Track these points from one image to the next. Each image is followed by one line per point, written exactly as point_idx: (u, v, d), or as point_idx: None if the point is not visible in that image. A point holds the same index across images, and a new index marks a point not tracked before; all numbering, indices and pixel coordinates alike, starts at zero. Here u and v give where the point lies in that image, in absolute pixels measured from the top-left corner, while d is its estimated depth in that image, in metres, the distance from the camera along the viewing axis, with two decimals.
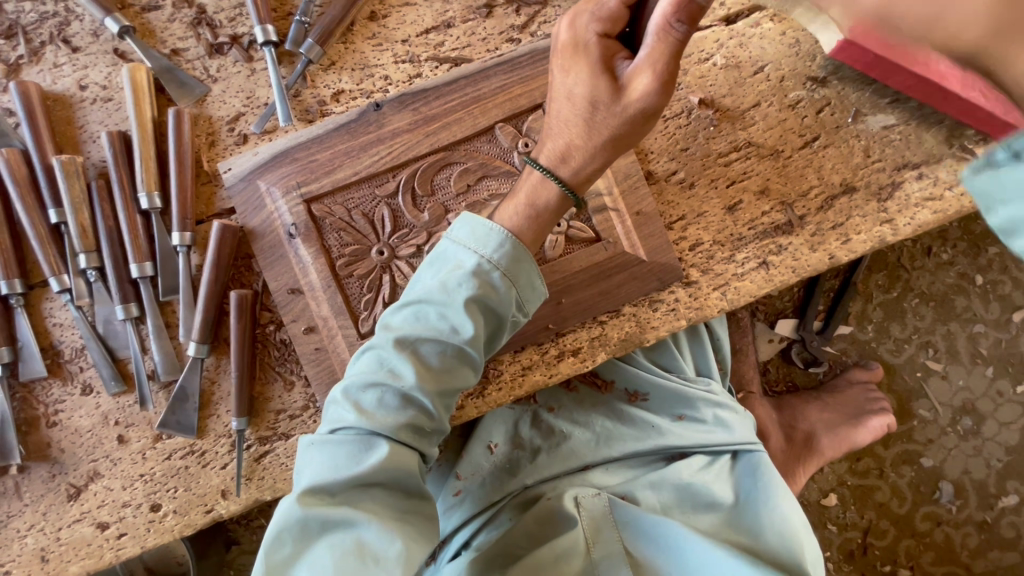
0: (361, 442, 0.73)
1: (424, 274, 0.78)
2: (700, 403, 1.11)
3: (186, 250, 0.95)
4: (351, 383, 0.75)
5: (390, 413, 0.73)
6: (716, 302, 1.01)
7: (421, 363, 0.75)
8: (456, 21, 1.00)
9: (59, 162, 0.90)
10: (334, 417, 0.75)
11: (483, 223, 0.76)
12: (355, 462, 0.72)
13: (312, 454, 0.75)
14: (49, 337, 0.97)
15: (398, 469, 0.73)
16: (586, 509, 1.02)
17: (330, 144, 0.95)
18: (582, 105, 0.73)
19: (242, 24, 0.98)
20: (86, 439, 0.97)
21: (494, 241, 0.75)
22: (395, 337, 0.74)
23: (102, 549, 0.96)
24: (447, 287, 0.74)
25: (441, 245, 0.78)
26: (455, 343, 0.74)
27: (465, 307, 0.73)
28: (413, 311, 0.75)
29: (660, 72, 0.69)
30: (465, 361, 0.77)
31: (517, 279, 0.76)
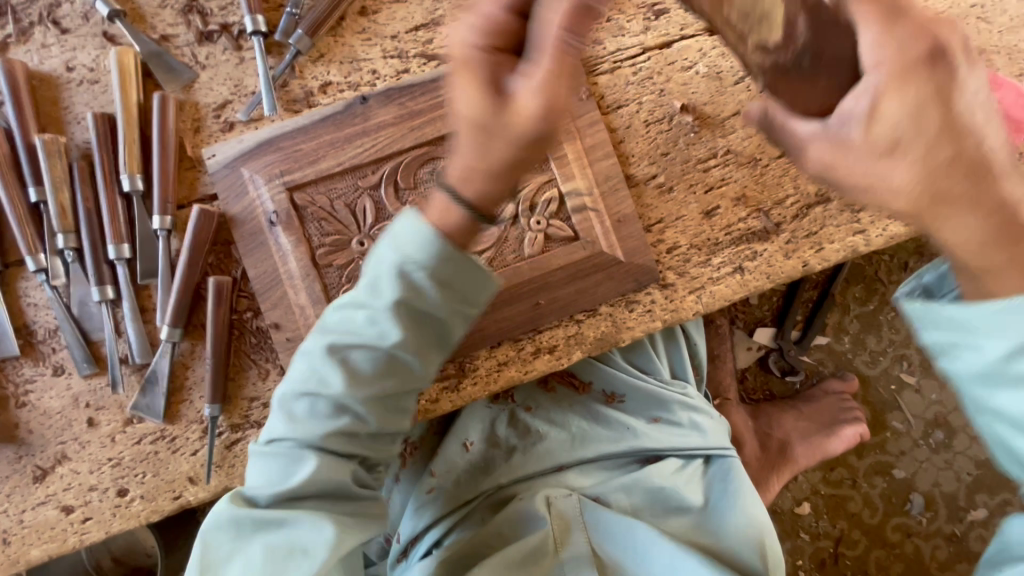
0: (293, 453, 0.76)
1: (360, 270, 0.76)
2: (676, 406, 1.13)
3: (166, 234, 0.95)
4: (286, 391, 0.77)
5: (320, 422, 0.75)
6: (691, 305, 1.03)
7: (351, 369, 0.74)
8: (445, 19, 1.01)
9: (42, 141, 0.91)
10: (271, 427, 0.79)
11: (419, 220, 0.68)
12: (285, 472, 0.76)
13: (250, 463, 0.79)
14: (23, 317, 0.97)
15: (329, 477, 0.76)
16: (556, 511, 1.03)
17: (315, 135, 0.96)
18: (488, 115, 0.61)
19: (233, 13, 0.99)
20: (55, 420, 0.96)
21: (418, 240, 0.67)
22: (325, 342, 0.74)
23: (66, 533, 0.95)
24: (375, 286, 0.71)
25: (373, 241, 0.74)
26: (383, 348, 0.73)
27: (386, 309, 0.70)
28: (347, 312, 0.74)
29: (551, 94, 0.60)
30: (396, 367, 0.75)
31: (453, 280, 0.69)
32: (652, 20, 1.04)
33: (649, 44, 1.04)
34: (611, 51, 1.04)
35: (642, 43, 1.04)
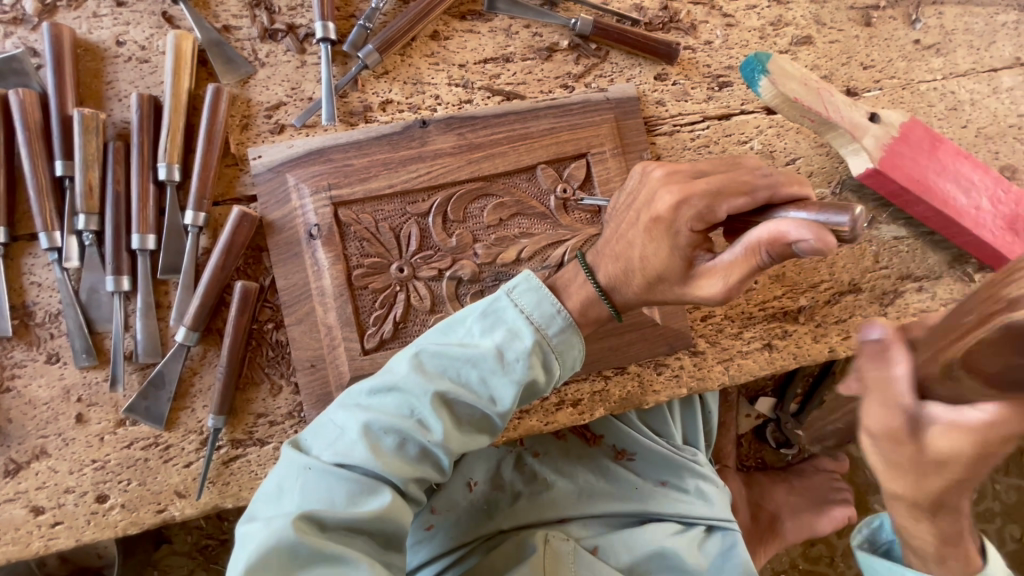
0: (366, 484, 0.70)
1: (471, 327, 0.76)
2: (683, 472, 1.12)
3: (196, 231, 0.90)
4: (373, 419, 0.72)
5: (406, 462, 0.72)
6: (718, 375, 1.03)
7: (452, 423, 0.74)
8: (515, 57, 1.01)
9: (80, 114, 0.85)
10: (342, 451, 0.71)
11: (550, 298, 0.76)
12: (351, 503, 0.69)
13: (304, 481, 0.70)
14: (23, 296, 0.89)
15: (395, 519, 0.72)
16: (552, 551, 0.97)
17: (369, 152, 0.93)
18: (642, 259, 0.72)
19: (302, 15, 0.96)
20: (40, 412, 0.89)
21: (557, 324, 0.75)
22: (434, 390, 0.72)
23: (31, 537, 0.88)
24: (503, 358, 0.73)
25: (498, 301, 0.76)
26: (492, 412, 0.75)
27: (512, 382, 0.73)
28: (453, 368, 0.73)
29: (733, 287, 0.65)
30: (488, 427, 0.77)
31: (565, 362, 0.77)
32: (715, 91, 1.04)
33: (710, 114, 1.04)
34: (673, 114, 1.03)
35: (704, 111, 1.04)
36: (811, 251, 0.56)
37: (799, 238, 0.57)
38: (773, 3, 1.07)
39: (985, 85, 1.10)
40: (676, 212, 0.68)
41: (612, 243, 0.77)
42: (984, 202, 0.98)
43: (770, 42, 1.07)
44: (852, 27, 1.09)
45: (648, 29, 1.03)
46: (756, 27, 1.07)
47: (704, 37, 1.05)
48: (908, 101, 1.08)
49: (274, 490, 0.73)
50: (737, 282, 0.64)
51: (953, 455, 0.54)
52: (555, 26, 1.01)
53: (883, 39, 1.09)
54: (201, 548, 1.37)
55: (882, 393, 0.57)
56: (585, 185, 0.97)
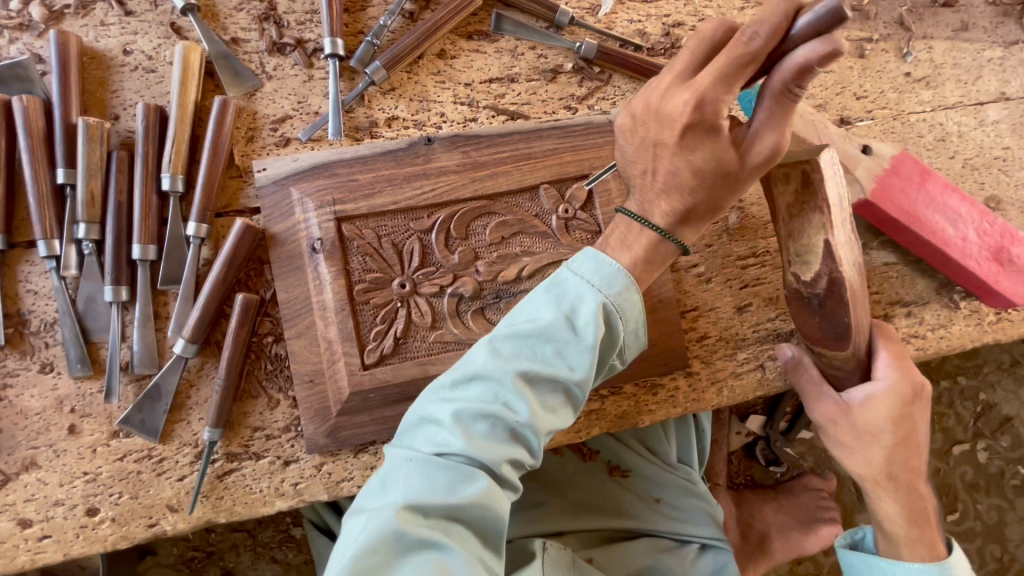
0: (465, 471, 0.73)
1: (537, 305, 0.80)
2: (676, 490, 1.13)
3: (198, 242, 0.90)
4: (462, 408, 0.76)
5: (499, 444, 0.75)
6: (713, 396, 1.04)
7: (536, 400, 0.77)
8: (520, 77, 1.02)
9: (85, 123, 0.85)
10: (438, 441, 0.75)
11: (608, 262, 0.80)
12: (454, 491, 0.72)
13: (408, 472, 0.74)
14: (18, 304, 0.88)
15: (491, 507, 0.74)
16: (550, 559, 0.94)
17: (374, 167, 0.94)
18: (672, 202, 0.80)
19: (310, 30, 0.96)
20: (32, 422, 0.88)
21: (616, 285, 0.79)
22: (517, 369, 0.76)
23: (17, 550, 0.86)
24: (574, 324, 0.78)
25: (560, 274, 0.81)
26: (573, 382, 0.78)
27: (587, 348, 0.77)
28: (530, 345, 0.78)
29: (784, 131, 0.74)
30: (570, 401, 0.80)
31: (625, 326, 0.81)
32: None
33: None
34: None
35: None
36: (822, 25, 0.65)
37: (806, 42, 0.66)
38: None
39: (972, 118, 1.14)
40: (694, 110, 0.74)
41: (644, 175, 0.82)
42: (971, 234, 1.02)
43: None
44: (846, 58, 1.12)
45: (650, 54, 1.05)
46: None
47: None
48: (898, 131, 1.11)
49: (379, 483, 0.77)
50: (777, 125, 0.73)
51: (879, 424, 0.89)
52: (560, 49, 1.03)
53: (876, 71, 1.12)
54: (186, 560, 1.35)
55: (814, 392, 0.94)
56: (586, 206, 0.98)
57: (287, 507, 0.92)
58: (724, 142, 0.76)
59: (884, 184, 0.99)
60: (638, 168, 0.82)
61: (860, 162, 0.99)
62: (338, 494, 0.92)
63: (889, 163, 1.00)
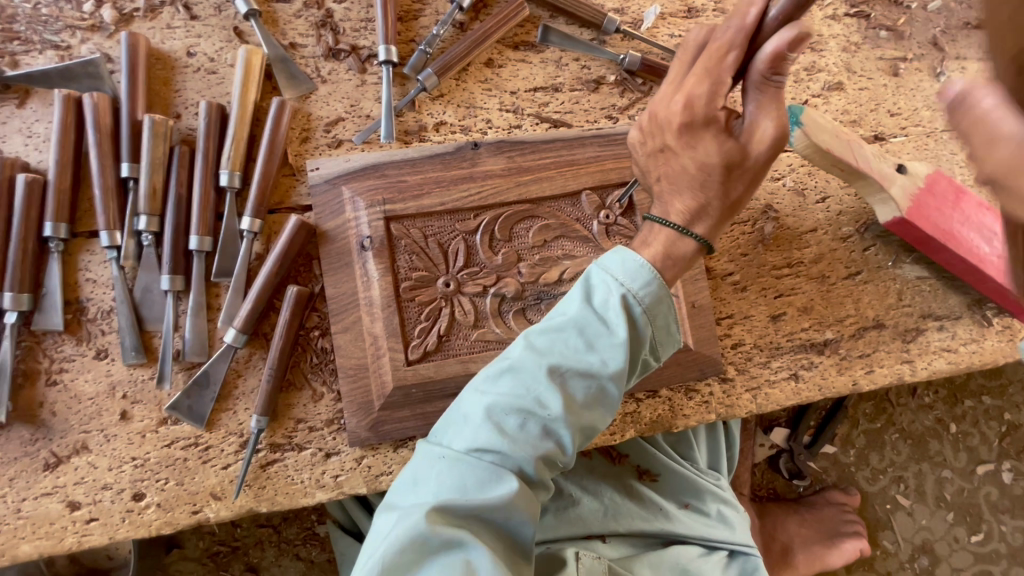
0: (498, 468, 0.73)
1: (569, 300, 0.78)
2: (707, 496, 1.13)
3: (251, 236, 0.93)
4: (494, 404, 0.74)
5: (531, 441, 0.73)
6: (746, 403, 1.05)
7: (569, 396, 0.75)
8: (564, 87, 1.05)
9: (151, 120, 0.88)
10: (469, 438, 0.74)
11: (633, 254, 0.77)
12: (483, 491, 0.72)
13: (439, 469, 0.73)
14: (77, 292, 0.91)
15: (518, 509, 0.73)
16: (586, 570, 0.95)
17: (422, 170, 0.97)
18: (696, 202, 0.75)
19: (365, 37, 1.00)
20: (85, 406, 0.90)
21: (642, 277, 0.75)
22: (548, 363, 0.74)
23: (64, 532, 0.88)
24: (604, 317, 0.75)
25: (588, 269, 0.79)
26: (604, 376, 0.75)
27: (620, 340, 0.74)
28: (561, 340, 0.76)
29: (781, 116, 0.72)
30: (602, 398, 0.77)
31: (655, 319, 0.77)
32: None
33: None
34: None
35: None
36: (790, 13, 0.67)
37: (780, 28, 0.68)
38: (807, 50, 1.13)
39: None
40: (689, 109, 0.73)
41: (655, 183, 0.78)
42: None
43: (804, 86, 1.12)
44: (880, 76, 1.15)
45: None
46: (791, 72, 1.12)
47: None
48: (931, 149, 1.13)
49: (409, 480, 0.76)
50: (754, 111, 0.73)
51: None
52: (603, 60, 1.06)
53: (909, 89, 1.14)
54: (212, 554, 1.37)
55: None
56: (626, 213, 1.00)
57: (326, 499, 0.93)
58: (726, 134, 0.73)
59: (919, 203, 1.00)
60: (653, 176, 0.79)
61: (895, 180, 0.99)
62: (377, 488, 0.94)
63: (924, 181, 1.01)
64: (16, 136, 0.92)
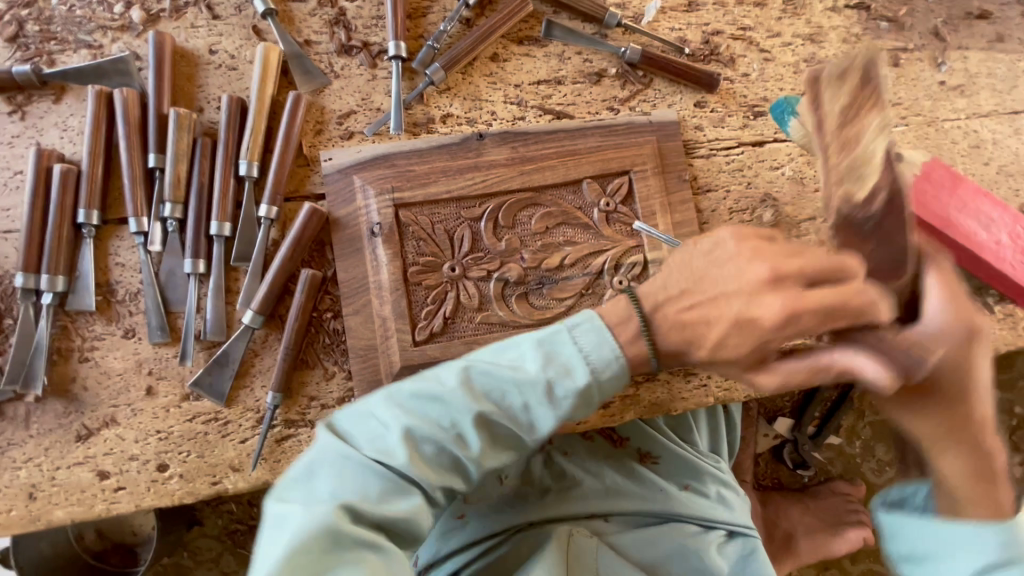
0: (400, 484, 0.74)
1: (527, 350, 0.78)
2: (706, 477, 1.15)
3: (268, 223, 0.98)
4: (416, 425, 0.75)
5: (438, 471, 0.76)
6: (744, 387, 1.07)
7: (487, 442, 0.77)
8: (567, 80, 1.09)
9: (176, 113, 0.94)
10: (383, 449, 0.74)
11: (610, 342, 0.78)
12: (386, 500, 0.73)
13: (341, 471, 0.73)
14: (107, 275, 0.97)
15: (421, 521, 0.76)
16: (574, 549, 0.99)
17: (429, 159, 1.01)
18: (712, 348, 0.81)
19: (376, 34, 1.05)
20: (114, 382, 0.96)
21: (608, 367, 0.78)
22: (479, 411, 0.75)
23: (95, 499, 0.94)
24: (552, 391, 0.76)
25: (558, 330, 0.79)
26: (525, 436, 0.78)
27: (553, 415, 0.76)
28: (500, 390, 0.76)
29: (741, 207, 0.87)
30: (515, 447, 0.80)
31: (595, 401, 0.79)
32: (751, 120, 1.12)
33: (745, 141, 1.11)
34: (711, 138, 1.10)
35: (739, 138, 1.11)
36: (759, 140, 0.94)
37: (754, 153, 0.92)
38: (807, 41, 1.15)
39: (1007, 126, 1.16)
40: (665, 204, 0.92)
41: (676, 311, 0.83)
42: (1005, 237, 1.04)
43: (804, 77, 1.14)
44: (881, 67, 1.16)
45: (691, 60, 1.11)
46: (792, 63, 1.14)
47: (742, 70, 1.12)
48: (932, 138, 1.14)
49: (303, 472, 0.74)
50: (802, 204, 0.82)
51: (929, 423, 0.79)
52: (605, 54, 1.10)
53: (910, 79, 1.15)
54: (230, 532, 1.43)
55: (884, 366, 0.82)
56: (626, 201, 1.04)
57: None
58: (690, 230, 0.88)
59: (916, 190, 1.01)
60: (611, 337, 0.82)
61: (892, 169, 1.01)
62: None
63: (919, 169, 1.02)
64: (52, 129, 0.98)
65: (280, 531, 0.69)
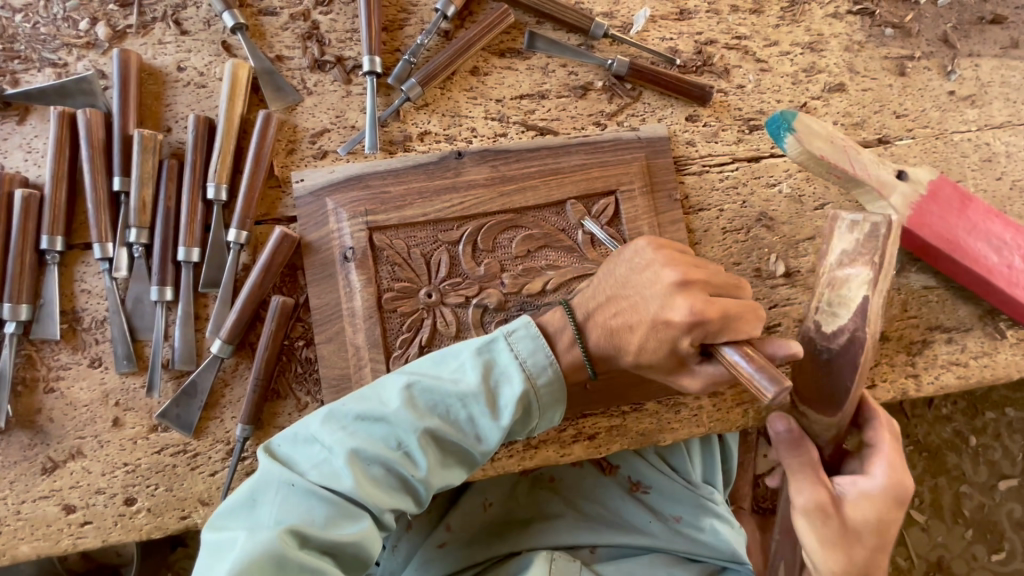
0: (347, 508, 0.72)
1: (465, 361, 0.78)
2: (699, 509, 1.09)
3: (238, 248, 0.94)
4: (360, 447, 0.73)
5: (387, 493, 0.74)
6: (737, 417, 1.02)
7: (434, 460, 0.76)
8: (551, 94, 1.04)
9: (140, 135, 0.91)
10: (328, 473, 0.72)
11: (545, 348, 0.78)
12: (332, 525, 0.70)
13: (283, 499, 0.70)
14: (73, 302, 0.94)
15: (370, 545, 0.73)
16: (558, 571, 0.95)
17: (405, 180, 0.97)
18: (636, 354, 0.79)
19: (350, 48, 1.01)
20: (80, 413, 0.93)
21: (545, 375, 0.77)
22: (424, 427, 0.74)
23: (61, 534, 0.91)
24: (494, 400, 0.76)
25: (496, 338, 0.79)
26: (474, 450, 0.77)
27: (500, 427, 0.76)
28: (444, 405, 0.76)
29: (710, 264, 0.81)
30: (465, 463, 0.80)
31: (542, 413, 0.79)
32: (746, 134, 1.06)
33: (740, 156, 1.06)
34: (703, 154, 1.05)
35: (734, 153, 1.05)
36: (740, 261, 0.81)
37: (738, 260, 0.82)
38: (806, 50, 1.09)
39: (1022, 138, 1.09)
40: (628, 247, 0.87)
41: (605, 318, 0.82)
42: (1016, 260, 0.99)
43: (803, 88, 1.08)
44: (886, 76, 1.09)
45: (682, 71, 1.06)
46: (790, 73, 1.08)
47: (737, 81, 1.07)
48: (940, 151, 1.08)
49: (246, 500, 0.72)
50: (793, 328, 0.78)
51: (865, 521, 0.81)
52: (590, 66, 1.05)
53: (917, 89, 1.09)
54: None
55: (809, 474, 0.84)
56: (612, 222, 0.98)
57: None
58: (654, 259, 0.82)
59: (922, 211, 0.96)
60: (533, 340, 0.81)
61: (896, 188, 0.95)
62: None
63: (928, 188, 0.96)
64: (17, 152, 0.95)
65: (220, 561, 0.68)
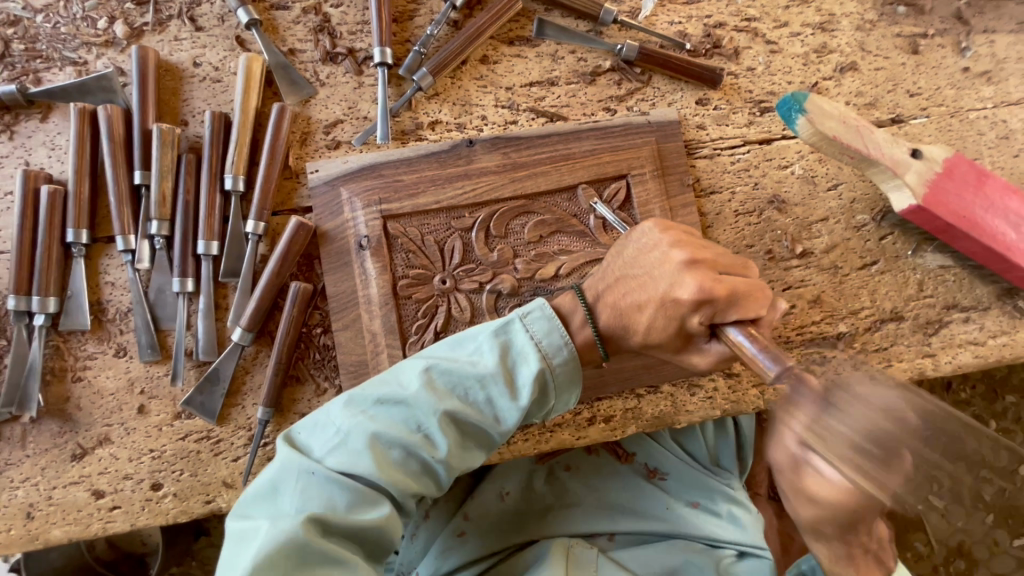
0: (370, 492, 0.73)
1: (481, 344, 0.78)
2: (716, 495, 1.10)
3: (256, 238, 0.96)
4: (381, 432, 0.74)
5: (408, 476, 0.75)
6: (752, 400, 1.02)
7: (454, 441, 0.77)
8: (560, 81, 1.04)
9: (159, 129, 0.93)
10: (350, 459, 0.73)
11: (560, 329, 0.79)
12: (354, 511, 0.72)
13: (306, 486, 0.72)
14: (99, 293, 0.97)
15: (391, 529, 0.75)
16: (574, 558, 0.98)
17: (418, 169, 0.98)
18: (644, 334, 0.80)
19: (361, 40, 1.02)
20: (107, 401, 0.96)
21: (561, 355, 0.78)
22: (443, 410, 0.75)
23: (91, 518, 0.94)
24: (512, 381, 0.77)
25: (511, 320, 0.80)
26: (493, 430, 0.78)
27: (517, 408, 0.77)
28: (462, 387, 0.77)
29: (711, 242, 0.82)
30: (484, 445, 0.81)
31: (559, 393, 0.80)
32: (757, 116, 1.06)
33: (751, 138, 1.05)
34: (713, 138, 1.05)
35: (745, 135, 1.05)
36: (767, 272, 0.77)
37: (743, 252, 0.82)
38: (817, 30, 1.08)
39: None
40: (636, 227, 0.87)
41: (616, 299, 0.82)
42: None
43: (814, 69, 1.07)
44: (898, 54, 1.08)
45: (692, 55, 1.05)
46: (801, 54, 1.07)
47: (747, 63, 1.06)
48: (955, 130, 1.07)
49: (270, 489, 0.74)
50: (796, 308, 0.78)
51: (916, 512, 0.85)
52: (600, 51, 1.05)
53: (931, 67, 1.08)
54: None
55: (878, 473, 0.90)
56: (624, 207, 0.99)
57: None
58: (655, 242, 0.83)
59: (936, 189, 0.95)
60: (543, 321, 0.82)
61: (910, 166, 0.94)
62: None
63: (942, 165, 0.96)
64: (41, 149, 0.98)
65: (246, 549, 0.70)
